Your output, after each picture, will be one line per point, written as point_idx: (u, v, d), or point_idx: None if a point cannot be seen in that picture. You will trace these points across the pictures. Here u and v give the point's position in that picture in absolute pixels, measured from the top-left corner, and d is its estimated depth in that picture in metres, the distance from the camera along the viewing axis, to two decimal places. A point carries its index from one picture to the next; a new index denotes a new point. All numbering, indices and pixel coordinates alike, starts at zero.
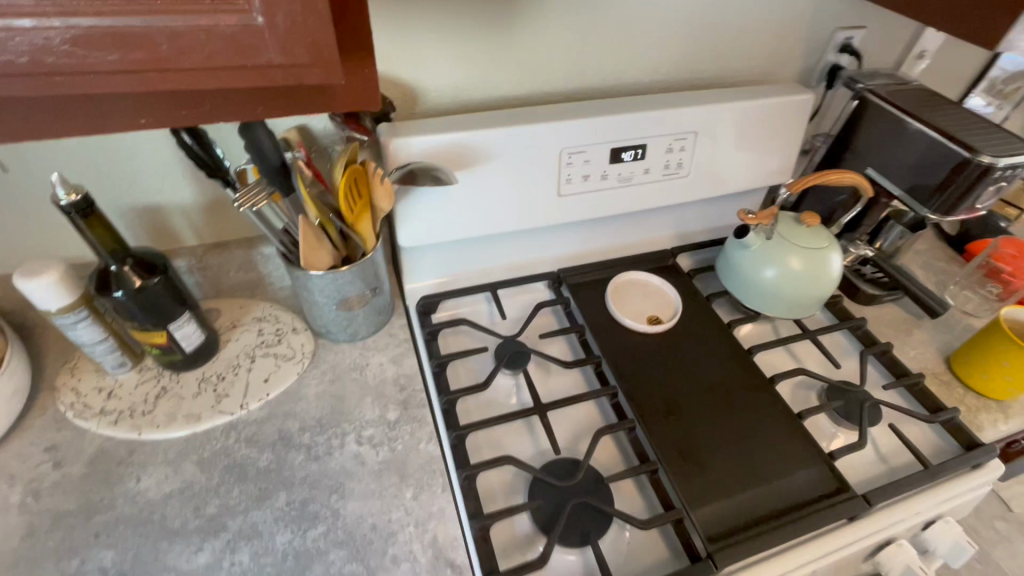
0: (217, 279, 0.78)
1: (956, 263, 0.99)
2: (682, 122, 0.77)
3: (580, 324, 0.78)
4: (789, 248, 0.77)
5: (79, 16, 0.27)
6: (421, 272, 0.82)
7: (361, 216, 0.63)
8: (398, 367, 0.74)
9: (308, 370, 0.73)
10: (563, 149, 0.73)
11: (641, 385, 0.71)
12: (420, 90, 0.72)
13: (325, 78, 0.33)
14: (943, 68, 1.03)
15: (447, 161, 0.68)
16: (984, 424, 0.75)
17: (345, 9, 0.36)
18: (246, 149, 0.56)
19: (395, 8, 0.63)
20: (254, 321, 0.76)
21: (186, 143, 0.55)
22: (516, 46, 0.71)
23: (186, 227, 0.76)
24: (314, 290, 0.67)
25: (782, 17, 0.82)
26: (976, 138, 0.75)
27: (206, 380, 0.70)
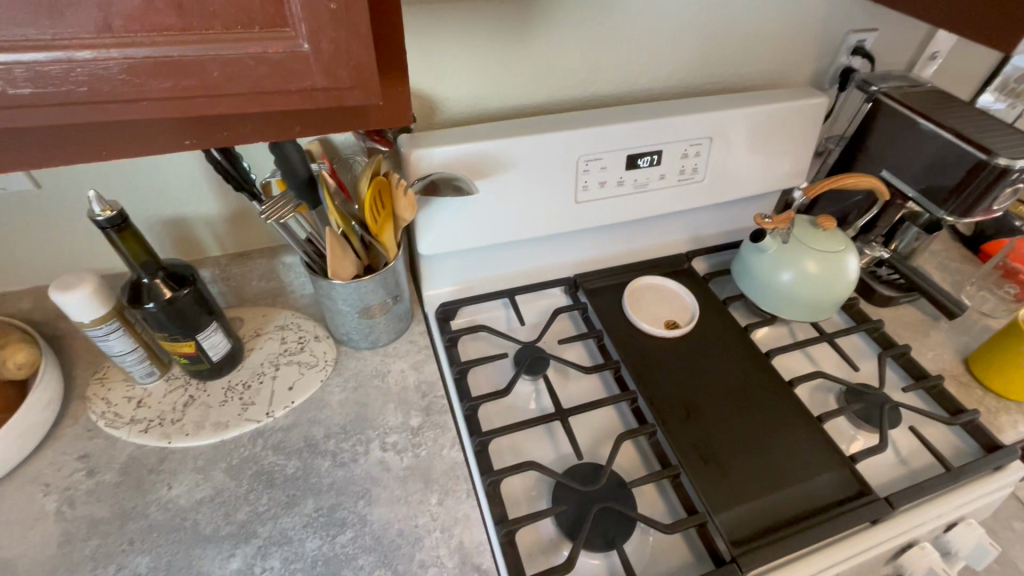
0: (240, 288, 0.80)
1: (971, 263, 0.99)
2: (697, 127, 0.78)
3: (598, 330, 0.79)
4: (806, 252, 0.78)
5: (137, 46, 0.28)
6: (440, 278, 0.83)
7: (385, 225, 0.63)
8: (420, 373, 0.75)
9: (331, 377, 0.74)
10: (580, 157, 0.74)
11: (659, 389, 0.72)
12: (438, 101, 0.73)
13: (365, 100, 0.34)
14: (956, 68, 1.03)
15: (466, 171, 0.69)
16: (1004, 425, 0.75)
17: (380, 31, 0.37)
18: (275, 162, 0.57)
19: (414, 21, 0.64)
20: (277, 329, 0.78)
21: (215, 159, 0.56)
22: (533, 56, 0.72)
23: (210, 238, 0.77)
24: (338, 299, 0.68)
25: (796, 22, 0.82)
26: (993, 140, 0.75)
27: (232, 388, 0.71)
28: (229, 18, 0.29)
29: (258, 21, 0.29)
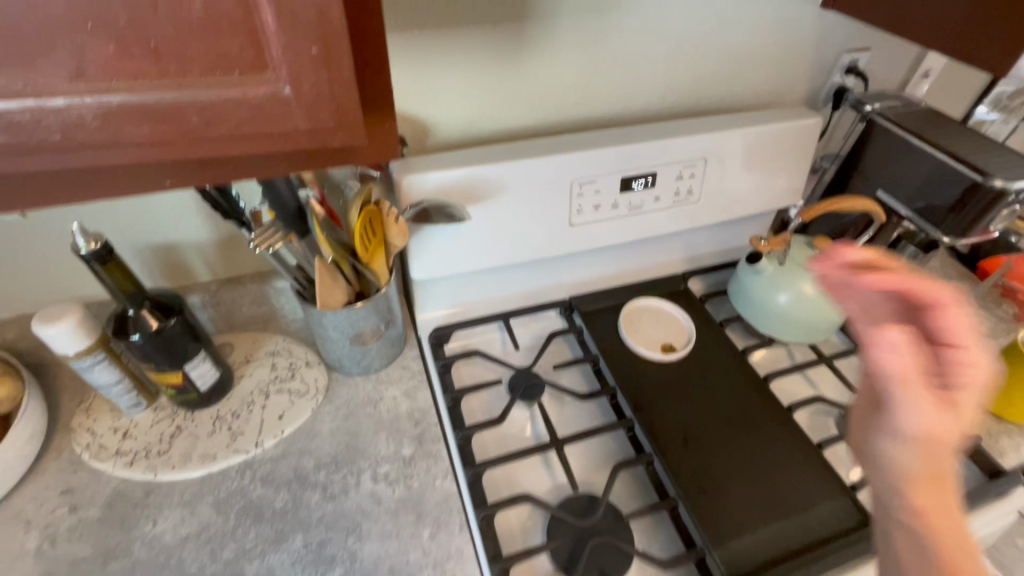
0: (230, 314, 0.78)
1: (968, 281, 0.99)
2: (692, 149, 0.77)
3: (593, 354, 0.78)
4: (803, 274, 0.77)
5: (110, 93, 0.27)
6: (434, 302, 0.82)
7: (375, 255, 0.63)
8: (413, 400, 0.74)
9: (323, 406, 0.73)
10: (574, 181, 0.73)
11: (656, 415, 0.71)
12: (430, 124, 0.72)
13: (348, 142, 0.33)
14: (948, 86, 1.04)
15: (458, 196, 0.69)
16: (1006, 449, 0.74)
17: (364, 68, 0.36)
18: (263, 192, 0.55)
19: (404, 47, 0.64)
20: (268, 355, 0.77)
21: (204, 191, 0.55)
22: (526, 80, 0.72)
23: (200, 264, 0.76)
24: (329, 327, 0.67)
25: (788, 43, 0.82)
26: (988, 161, 0.75)
27: (221, 417, 0.70)
28: (206, 64, 0.28)
29: (236, 65, 0.28)
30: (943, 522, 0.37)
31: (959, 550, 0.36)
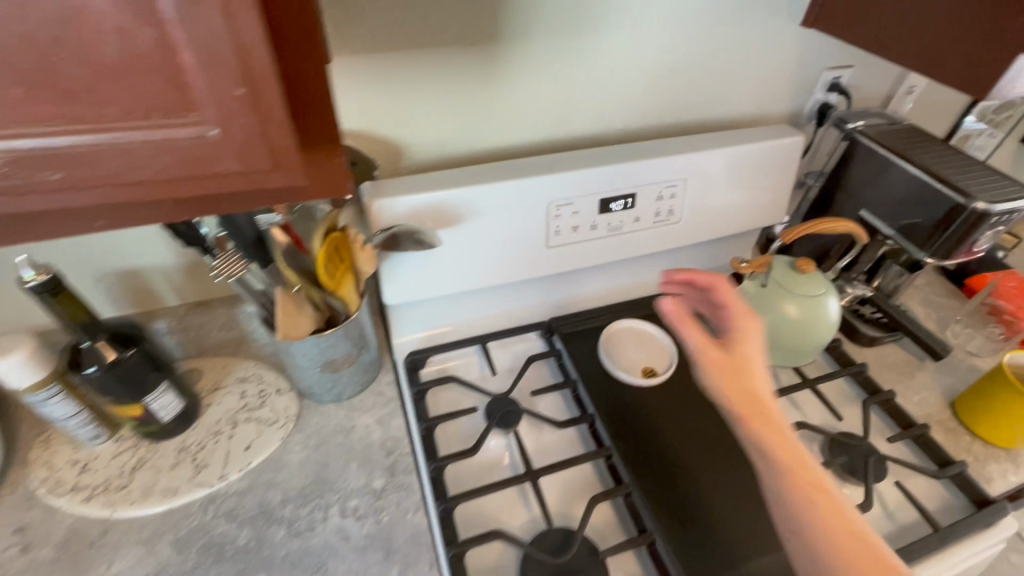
0: (198, 339, 0.76)
1: (956, 298, 0.98)
2: (672, 169, 0.76)
3: (573, 379, 0.76)
4: (785, 295, 0.75)
5: (21, 138, 0.26)
6: (409, 326, 0.80)
7: (343, 280, 0.61)
8: (386, 428, 0.71)
9: (292, 435, 0.70)
10: (551, 202, 0.72)
11: (635, 445, 0.69)
12: (403, 146, 0.70)
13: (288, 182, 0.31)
14: (932, 102, 1.03)
15: (430, 220, 0.67)
16: (994, 475, 0.73)
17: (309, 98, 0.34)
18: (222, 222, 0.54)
19: (373, 69, 0.62)
20: (237, 382, 0.74)
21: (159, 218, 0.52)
22: (502, 100, 0.70)
23: (167, 288, 0.74)
24: (297, 355, 0.65)
25: (769, 61, 0.81)
26: (971, 182, 0.74)
27: (185, 448, 0.67)
28: (125, 105, 0.26)
29: (157, 107, 0.27)
30: (771, 432, 0.47)
31: (791, 453, 0.46)
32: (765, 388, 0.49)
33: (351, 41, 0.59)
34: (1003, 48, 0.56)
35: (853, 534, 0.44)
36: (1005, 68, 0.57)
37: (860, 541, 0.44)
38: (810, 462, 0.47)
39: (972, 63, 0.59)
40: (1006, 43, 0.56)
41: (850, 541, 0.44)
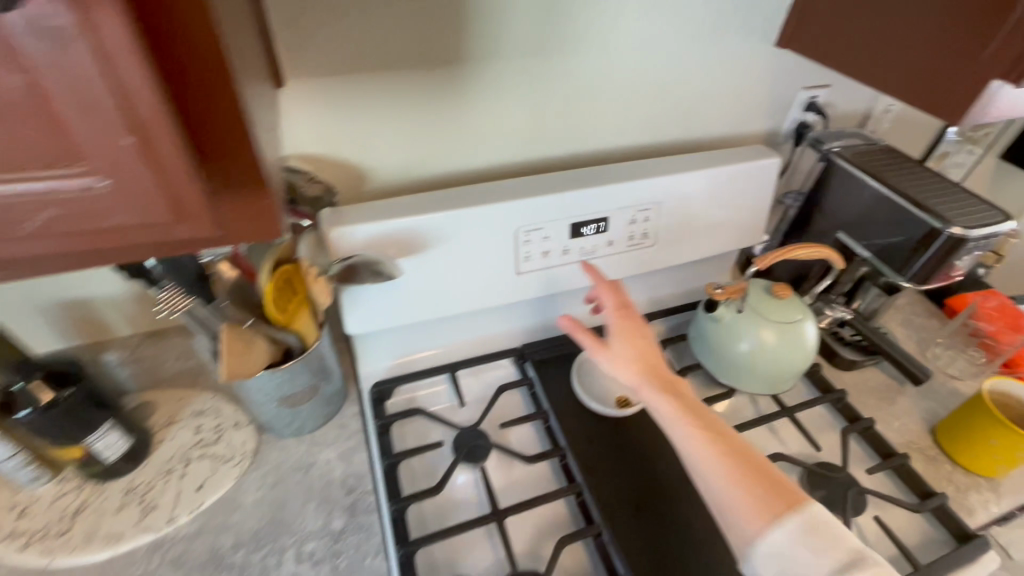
0: (152, 370, 0.73)
1: (936, 318, 0.96)
2: (644, 192, 0.74)
3: (545, 410, 0.73)
4: (761, 321, 0.74)
5: None
6: (376, 354, 0.78)
7: (296, 313, 0.59)
8: (348, 464, 0.68)
9: (249, 472, 0.67)
10: (519, 228, 0.69)
11: (606, 481, 0.66)
12: (365, 169, 0.67)
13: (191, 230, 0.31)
14: (910, 120, 1.02)
15: (393, 248, 0.65)
16: (975, 506, 0.71)
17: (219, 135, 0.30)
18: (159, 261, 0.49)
19: (329, 92, 0.59)
20: (193, 415, 0.71)
21: None
22: (468, 123, 0.68)
23: (119, 318, 0.71)
24: (252, 391, 0.62)
25: (744, 81, 0.80)
26: (946, 206, 0.73)
27: (133, 489, 0.64)
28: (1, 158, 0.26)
29: (39, 160, 0.26)
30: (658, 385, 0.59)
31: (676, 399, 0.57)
32: (654, 355, 0.62)
33: (303, 64, 0.57)
34: (979, 74, 0.56)
35: (737, 445, 0.53)
36: (980, 94, 0.56)
37: (742, 450, 0.52)
38: (699, 407, 0.57)
39: (947, 87, 0.59)
40: (981, 69, 0.55)
41: (735, 451, 0.52)
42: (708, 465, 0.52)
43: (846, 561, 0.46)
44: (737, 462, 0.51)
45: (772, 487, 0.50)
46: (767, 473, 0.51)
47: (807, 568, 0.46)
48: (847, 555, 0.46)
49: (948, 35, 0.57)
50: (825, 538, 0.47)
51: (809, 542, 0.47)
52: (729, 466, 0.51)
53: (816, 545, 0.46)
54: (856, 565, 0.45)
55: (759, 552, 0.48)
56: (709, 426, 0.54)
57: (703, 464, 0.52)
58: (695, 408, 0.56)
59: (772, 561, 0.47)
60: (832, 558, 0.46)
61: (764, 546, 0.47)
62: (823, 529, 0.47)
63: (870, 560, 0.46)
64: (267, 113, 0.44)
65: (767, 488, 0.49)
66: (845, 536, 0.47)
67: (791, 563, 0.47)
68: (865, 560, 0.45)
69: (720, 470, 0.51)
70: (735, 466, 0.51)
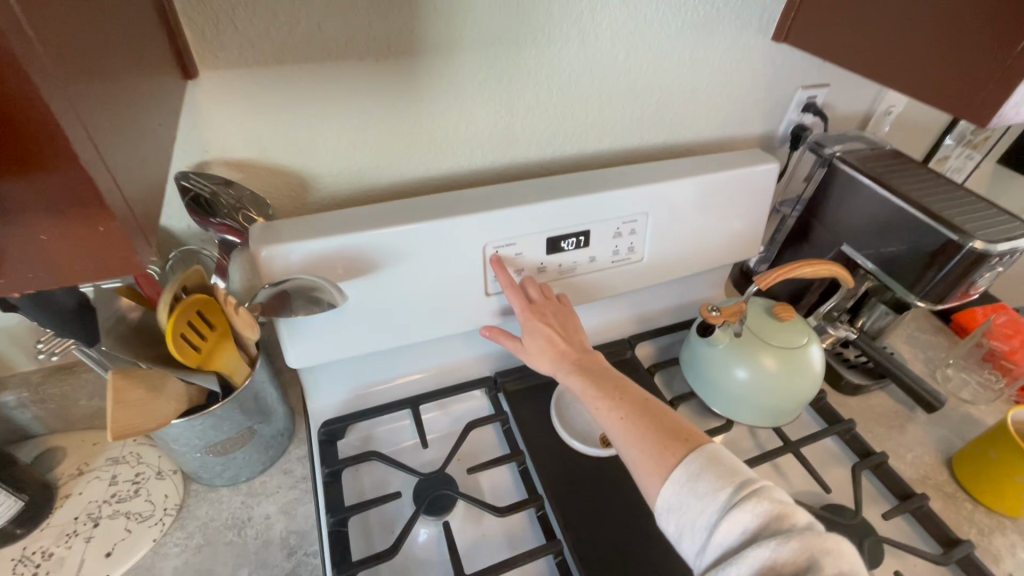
0: (62, 411, 0.62)
1: (944, 335, 0.89)
2: (631, 202, 0.66)
3: (520, 449, 0.65)
4: (761, 346, 0.66)
5: None
6: (328, 387, 0.68)
7: (217, 347, 0.49)
8: (291, 520, 0.58)
9: (170, 533, 0.57)
10: (488, 244, 0.61)
11: (589, 535, 0.58)
12: (309, 177, 0.58)
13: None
14: (910, 122, 0.96)
15: (339, 267, 0.55)
16: (1002, 551, 0.63)
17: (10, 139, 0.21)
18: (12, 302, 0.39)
19: (256, 86, 0.50)
20: (108, 464, 0.62)
21: None
22: (428, 124, 0.59)
23: (13, 350, 0.59)
24: (168, 440, 0.52)
25: (738, 79, 0.72)
26: (963, 216, 0.65)
27: (26, 558, 0.54)
28: None
29: None
30: (576, 371, 0.57)
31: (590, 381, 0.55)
32: (568, 336, 0.60)
33: (222, 51, 0.47)
34: (1006, 71, 0.47)
35: (641, 406, 0.51)
36: (1007, 91, 0.48)
37: (645, 411, 0.51)
38: (613, 384, 0.54)
39: (972, 83, 0.51)
40: (1009, 65, 0.47)
41: (637, 413, 0.51)
42: (615, 435, 0.51)
43: (734, 493, 0.42)
44: (637, 425, 0.50)
45: (669, 440, 0.48)
46: (667, 426, 0.49)
47: (698, 511, 0.43)
48: (736, 488, 0.42)
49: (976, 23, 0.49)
50: (714, 476, 0.44)
51: (697, 484, 0.44)
52: (630, 432, 0.50)
53: (705, 485, 0.43)
54: (741, 496, 0.42)
55: (659, 507, 0.45)
56: (615, 396, 0.53)
57: (612, 435, 0.52)
58: (603, 381, 0.55)
59: (671, 514, 0.44)
60: (721, 494, 0.42)
61: (661, 500, 0.45)
62: (712, 466, 0.44)
63: (758, 486, 0.42)
64: (150, 111, 0.35)
65: (663, 443, 0.48)
66: (738, 468, 0.44)
67: (686, 519, 0.43)
68: (752, 488, 0.42)
69: (623, 437, 0.50)
70: (635, 430, 0.50)
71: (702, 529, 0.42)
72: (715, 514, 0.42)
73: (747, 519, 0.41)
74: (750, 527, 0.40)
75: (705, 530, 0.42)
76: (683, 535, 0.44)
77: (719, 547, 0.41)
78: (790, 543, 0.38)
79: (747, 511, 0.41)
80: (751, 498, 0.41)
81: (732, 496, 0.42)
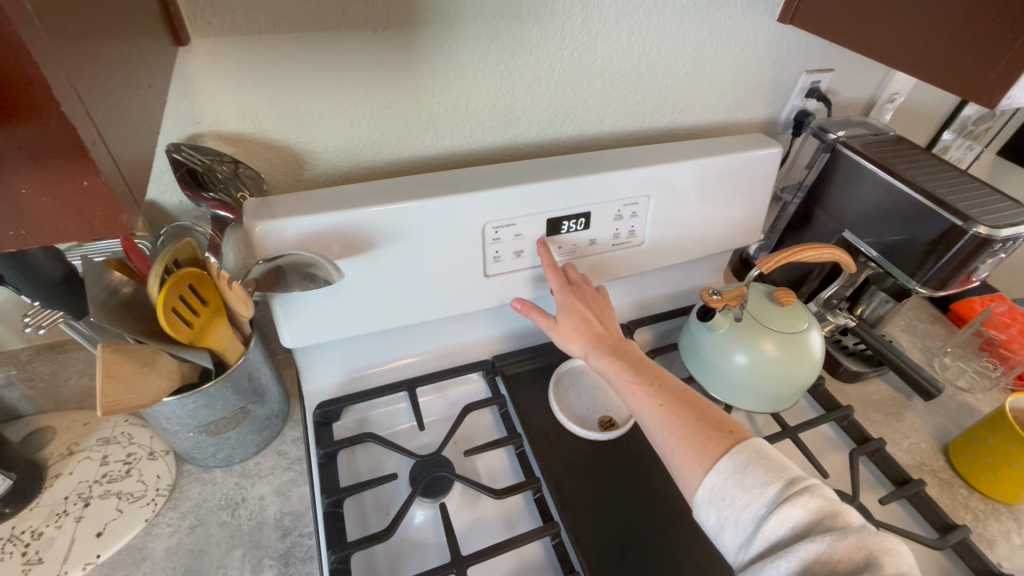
0: (52, 390, 0.61)
1: (942, 325, 0.89)
2: (633, 184, 0.65)
3: (518, 433, 0.64)
4: (765, 331, 0.65)
5: None
6: (323, 368, 0.67)
7: (212, 321, 0.48)
8: (285, 502, 0.58)
9: (162, 514, 0.56)
10: (488, 224, 0.60)
11: (586, 519, 0.57)
12: (304, 153, 0.57)
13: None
14: (913, 111, 0.95)
15: (335, 245, 0.54)
16: (997, 537, 0.63)
17: None
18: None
19: (250, 57, 0.49)
20: (99, 444, 0.61)
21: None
22: (426, 100, 0.58)
23: (4, 328, 0.58)
24: (159, 419, 0.51)
25: (743, 61, 0.71)
26: (969, 203, 0.65)
27: (16, 537, 0.53)
28: None
29: None
30: (612, 355, 0.57)
31: (627, 364, 0.56)
32: (603, 321, 0.61)
33: (215, 17, 0.46)
34: (999, 47, 0.46)
35: (680, 395, 0.51)
36: (999, 58, 0.47)
37: (684, 400, 0.51)
38: (651, 370, 0.55)
39: (969, 79, 0.49)
40: (1001, 40, 0.46)
41: (676, 401, 0.51)
42: (650, 421, 0.51)
43: (784, 488, 0.41)
44: (676, 412, 0.50)
45: (711, 430, 0.47)
46: (706, 416, 0.49)
47: (745, 504, 0.42)
48: (786, 483, 0.42)
49: (990, 15, 0.47)
50: (762, 470, 0.43)
51: (744, 476, 0.43)
52: (668, 419, 0.50)
53: (752, 479, 0.43)
54: (792, 491, 0.41)
55: (700, 499, 0.45)
56: (652, 381, 0.53)
57: (646, 421, 0.51)
58: (638, 366, 0.55)
59: (713, 505, 0.44)
60: (770, 489, 0.42)
61: (702, 491, 0.45)
62: (759, 461, 0.44)
63: (809, 482, 0.41)
64: (140, 73, 0.34)
65: (705, 433, 0.47)
66: (786, 465, 0.43)
67: (730, 509, 0.43)
68: (803, 484, 0.41)
69: (660, 424, 0.50)
70: (674, 417, 0.49)
71: (748, 522, 0.42)
72: (763, 508, 0.41)
73: (798, 514, 0.40)
74: (801, 522, 0.40)
75: (751, 523, 0.42)
76: (725, 527, 0.43)
77: (767, 540, 0.40)
78: (846, 539, 0.38)
79: (799, 507, 0.40)
80: (803, 493, 0.41)
81: (783, 491, 0.41)
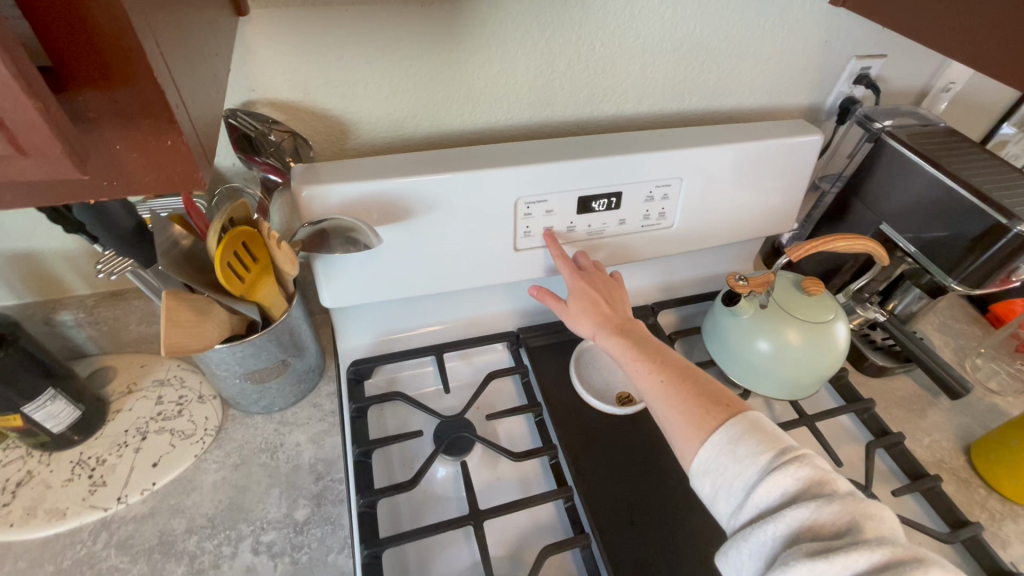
0: (114, 333, 0.67)
1: (979, 326, 0.87)
2: (667, 166, 0.65)
3: (537, 402, 0.67)
4: (785, 318, 0.66)
5: None
6: (357, 330, 0.71)
7: (258, 278, 0.52)
8: (319, 449, 0.62)
9: (209, 451, 0.61)
10: (520, 199, 0.61)
11: (598, 486, 0.60)
12: (348, 123, 0.59)
13: (45, 167, 0.25)
14: (971, 101, 0.91)
15: (375, 213, 0.57)
16: (1011, 537, 0.63)
17: (83, 40, 0.23)
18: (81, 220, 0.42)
19: (302, 28, 0.51)
20: (155, 385, 0.66)
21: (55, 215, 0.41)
22: (467, 74, 0.59)
23: (75, 275, 0.64)
24: (210, 364, 0.55)
25: (789, 44, 0.70)
26: (1015, 199, 0.63)
27: (83, 462, 0.59)
28: None
29: None
30: (617, 338, 0.58)
31: (630, 346, 0.57)
32: (612, 304, 0.62)
33: None
34: None
35: (682, 373, 0.53)
36: None
37: (687, 377, 0.52)
38: (654, 350, 0.56)
39: (1012, 72, 0.47)
40: None
41: (677, 379, 0.52)
42: (653, 398, 0.52)
43: (775, 457, 0.43)
44: (676, 389, 0.51)
45: (709, 405, 0.49)
46: (706, 391, 0.50)
47: (737, 473, 0.44)
48: (777, 453, 0.43)
49: None
50: (756, 441, 0.44)
51: (737, 447, 0.45)
52: (669, 396, 0.51)
53: (745, 449, 0.44)
54: (783, 460, 0.42)
55: (695, 469, 0.47)
56: (656, 359, 0.54)
57: (649, 399, 0.53)
58: (644, 346, 0.56)
59: (708, 475, 0.46)
60: (761, 458, 0.43)
61: (697, 462, 0.46)
62: (754, 432, 0.45)
63: (800, 453, 0.43)
64: (210, 39, 0.36)
65: (703, 408, 0.49)
66: (780, 436, 0.45)
67: (722, 478, 0.45)
68: (794, 454, 0.43)
69: (661, 401, 0.52)
70: (675, 395, 0.51)
71: (739, 490, 0.44)
72: (754, 476, 0.43)
73: (788, 481, 0.41)
74: (789, 489, 0.41)
75: (742, 491, 0.43)
76: (718, 496, 0.45)
77: (756, 507, 0.42)
78: (832, 505, 0.39)
79: (789, 475, 0.41)
80: (792, 462, 0.42)
81: (773, 460, 0.43)
